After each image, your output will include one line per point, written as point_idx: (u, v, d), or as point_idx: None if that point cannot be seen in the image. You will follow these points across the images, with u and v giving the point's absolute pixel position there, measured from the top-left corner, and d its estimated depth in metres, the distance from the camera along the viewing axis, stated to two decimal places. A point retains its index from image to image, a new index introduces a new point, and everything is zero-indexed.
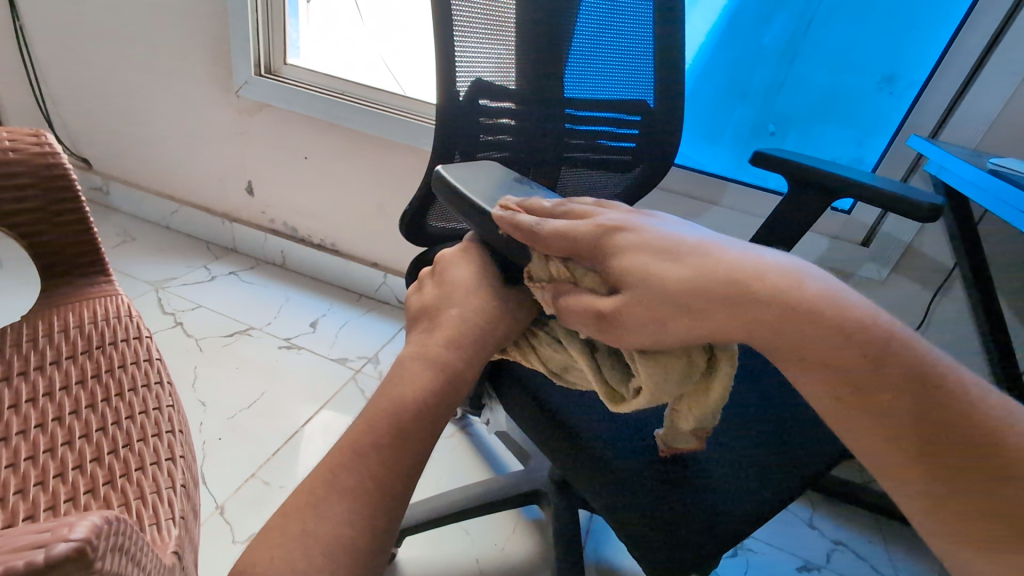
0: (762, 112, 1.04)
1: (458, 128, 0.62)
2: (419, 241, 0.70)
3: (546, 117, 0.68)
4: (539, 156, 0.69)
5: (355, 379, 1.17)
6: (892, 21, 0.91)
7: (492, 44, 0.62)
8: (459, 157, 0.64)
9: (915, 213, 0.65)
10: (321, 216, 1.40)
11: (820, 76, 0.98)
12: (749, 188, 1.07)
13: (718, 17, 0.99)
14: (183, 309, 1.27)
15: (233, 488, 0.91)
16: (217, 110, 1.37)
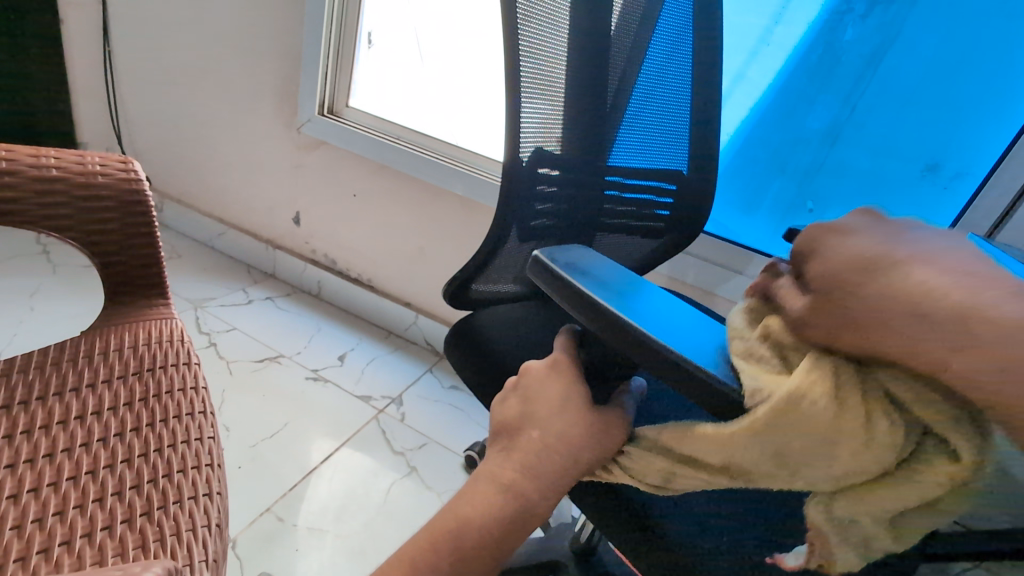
0: (802, 190, 1.04)
1: (517, 194, 0.59)
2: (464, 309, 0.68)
3: (589, 182, 0.64)
4: (580, 221, 0.66)
5: (378, 419, 1.16)
6: (942, 116, 0.91)
7: (551, 107, 0.59)
8: (517, 233, 0.62)
9: None
10: (362, 252, 1.43)
11: (863, 160, 0.98)
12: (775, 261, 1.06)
13: (763, 99, 1.01)
14: (217, 329, 1.30)
15: (247, 520, 0.89)
16: (277, 143, 1.43)
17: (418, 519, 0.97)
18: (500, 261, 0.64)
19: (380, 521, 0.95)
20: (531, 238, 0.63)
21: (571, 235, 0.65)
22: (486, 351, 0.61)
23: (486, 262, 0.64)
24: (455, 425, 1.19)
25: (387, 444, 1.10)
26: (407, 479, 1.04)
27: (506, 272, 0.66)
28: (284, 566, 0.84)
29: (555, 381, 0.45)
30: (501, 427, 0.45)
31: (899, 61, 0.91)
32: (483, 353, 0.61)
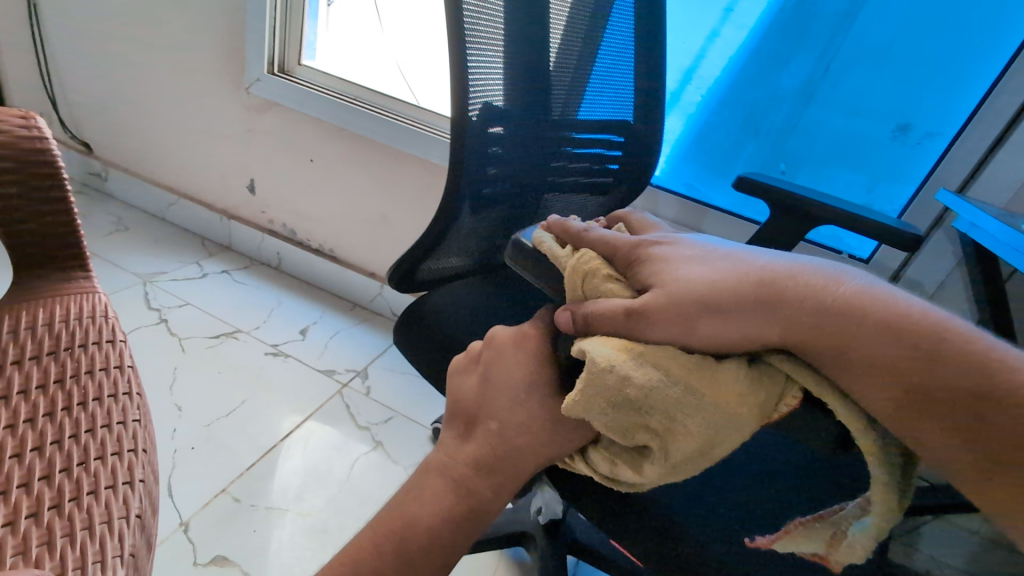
0: (776, 151, 1.01)
1: (470, 155, 0.53)
2: (411, 292, 0.62)
3: (536, 140, 0.62)
4: (527, 178, 0.62)
5: (342, 393, 1.12)
6: (916, 72, 0.88)
7: (494, 58, 0.54)
8: (469, 206, 0.56)
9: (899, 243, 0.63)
10: (322, 221, 1.37)
11: (837, 119, 0.95)
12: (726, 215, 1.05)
13: (736, 55, 0.97)
14: (169, 305, 1.23)
15: (201, 503, 0.85)
16: (226, 104, 1.34)
17: (383, 494, 0.94)
18: (450, 240, 0.57)
19: (344, 498, 0.92)
20: (483, 211, 0.58)
21: (519, 195, 0.61)
22: (444, 340, 0.57)
23: (438, 242, 0.57)
24: (421, 396, 1.16)
25: (352, 419, 1.06)
26: (373, 453, 1.01)
27: (457, 250, 0.60)
28: (242, 548, 0.81)
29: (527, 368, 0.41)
30: (451, 407, 0.42)
31: (874, 15, 0.87)
32: (435, 330, 0.57)
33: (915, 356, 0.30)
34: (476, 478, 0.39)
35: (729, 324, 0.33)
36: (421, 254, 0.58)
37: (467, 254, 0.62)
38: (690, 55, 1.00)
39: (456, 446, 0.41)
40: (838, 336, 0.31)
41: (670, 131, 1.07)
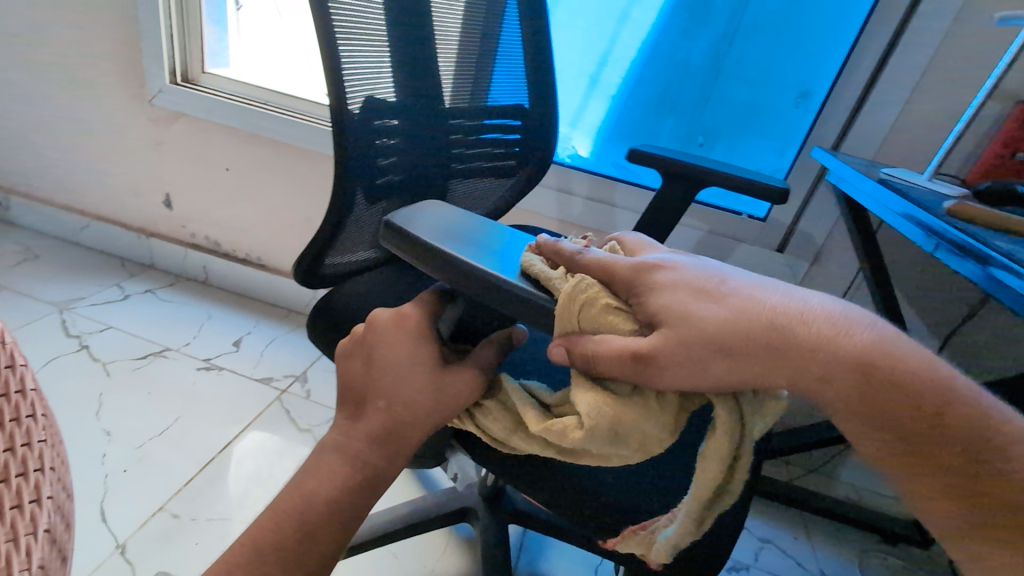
0: (692, 125, 1.07)
1: (355, 146, 0.54)
2: (317, 288, 0.62)
3: (429, 130, 0.64)
4: (425, 167, 0.64)
5: (281, 399, 1.11)
6: (803, 42, 0.96)
7: (376, 54, 0.56)
8: (363, 198, 0.56)
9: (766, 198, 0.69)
10: (246, 231, 1.34)
11: (742, 92, 1.02)
12: (621, 184, 1.12)
13: (648, 35, 1.02)
14: (90, 331, 1.18)
15: (137, 523, 0.84)
16: (130, 119, 1.29)
17: None
18: (348, 232, 0.58)
19: None
20: (380, 199, 0.59)
21: (417, 184, 0.63)
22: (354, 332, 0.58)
23: (335, 235, 0.57)
24: None
25: (292, 423, 1.07)
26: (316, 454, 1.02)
27: (359, 242, 0.61)
28: (184, 561, 0.81)
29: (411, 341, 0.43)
30: (346, 390, 0.45)
31: None
32: (343, 321, 0.59)
33: (916, 415, 0.30)
34: (373, 448, 0.42)
35: (739, 369, 0.31)
36: (321, 250, 0.58)
37: (372, 245, 0.64)
38: (603, 39, 1.05)
39: (353, 425, 0.43)
40: (848, 380, 0.31)
41: (595, 115, 1.12)
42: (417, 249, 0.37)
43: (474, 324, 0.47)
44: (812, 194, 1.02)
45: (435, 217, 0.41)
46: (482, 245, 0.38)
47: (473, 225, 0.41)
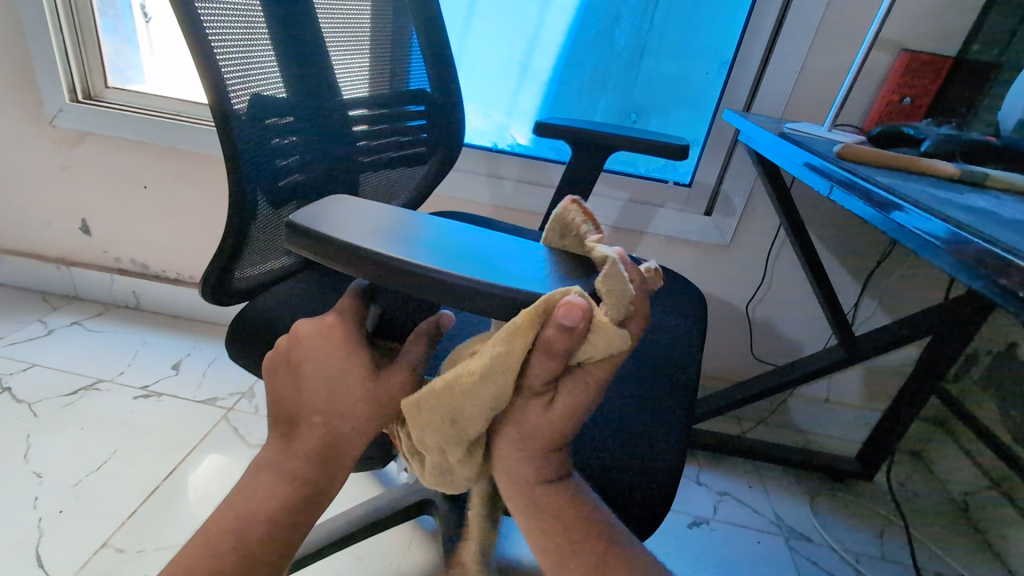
0: (624, 102, 1.08)
1: (247, 148, 0.51)
2: (231, 307, 0.58)
3: (329, 127, 0.63)
4: (329, 162, 0.63)
5: (228, 417, 1.08)
6: (716, 15, 0.99)
7: (262, 49, 0.54)
8: (266, 201, 0.54)
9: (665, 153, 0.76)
10: (174, 249, 1.29)
11: (666, 67, 1.04)
12: (528, 159, 1.14)
13: (571, 19, 1.03)
14: (11, 372, 1.11)
15: (79, 564, 0.80)
16: (31, 143, 1.21)
17: None
18: (261, 236, 0.56)
19: None
20: (284, 202, 0.57)
21: (321, 179, 0.62)
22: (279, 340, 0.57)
23: (242, 243, 0.54)
24: None
25: (242, 440, 1.04)
26: None
27: (268, 248, 0.58)
28: None
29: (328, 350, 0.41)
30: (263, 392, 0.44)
31: None
32: (266, 327, 0.58)
33: None
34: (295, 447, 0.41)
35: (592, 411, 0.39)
36: (228, 261, 0.55)
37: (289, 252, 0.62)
38: (528, 25, 1.05)
39: (274, 426, 0.42)
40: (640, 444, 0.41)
41: (529, 102, 1.13)
42: (356, 256, 0.32)
43: (398, 320, 0.42)
44: (732, 157, 1.05)
45: (362, 220, 0.36)
46: (429, 241, 0.34)
47: (409, 221, 0.37)
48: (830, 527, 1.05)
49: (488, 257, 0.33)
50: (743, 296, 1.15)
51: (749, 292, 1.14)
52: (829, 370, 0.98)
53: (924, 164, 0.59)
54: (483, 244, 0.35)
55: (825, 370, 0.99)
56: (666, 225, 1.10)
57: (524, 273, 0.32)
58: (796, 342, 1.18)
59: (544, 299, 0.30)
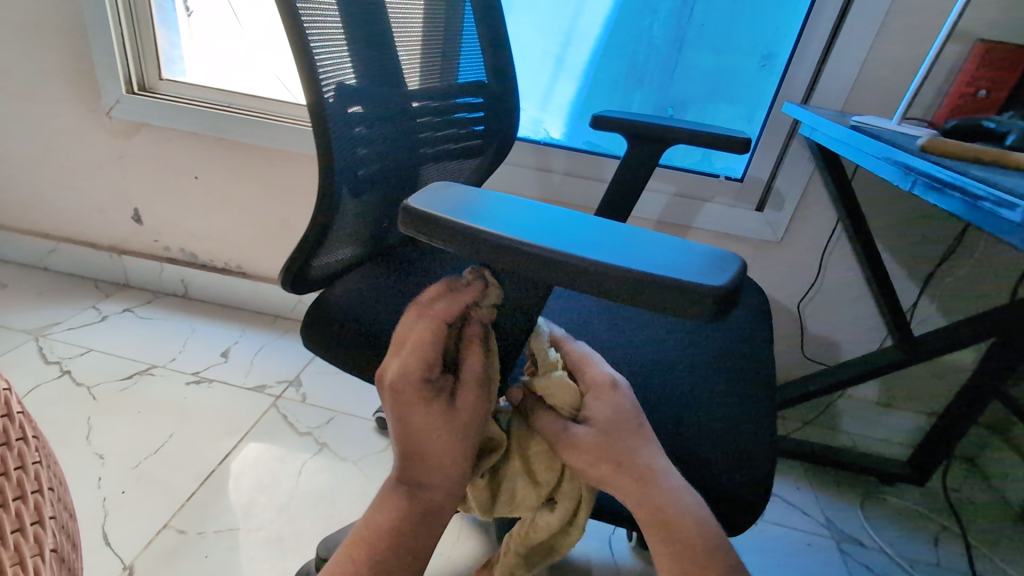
0: (660, 95, 1.07)
1: (338, 141, 0.52)
2: (305, 294, 0.60)
3: (399, 118, 0.63)
4: (398, 150, 0.63)
5: (278, 405, 1.10)
6: (764, 6, 0.98)
7: (342, 37, 0.54)
8: (350, 193, 0.55)
9: (727, 145, 0.74)
10: (223, 239, 1.31)
11: (709, 59, 1.03)
12: (576, 152, 1.12)
13: (612, 9, 1.02)
14: (70, 355, 1.14)
15: (143, 543, 0.82)
16: (90, 134, 1.24)
17: (337, 493, 0.94)
18: (341, 227, 0.57)
19: (295, 506, 0.91)
20: (362, 193, 0.57)
21: (390, 169, 0.61)
22: (358, 331, 0.56)
23: (326, 234, 0.56)
24: (360, 393, 1.16)
25: (291, 428, 1.05)
26: (319, 456, 1.00)
27: (344, 240, 0.59)
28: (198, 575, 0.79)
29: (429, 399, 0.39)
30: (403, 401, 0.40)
31: None
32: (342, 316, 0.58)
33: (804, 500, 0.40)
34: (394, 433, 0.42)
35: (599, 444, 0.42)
36: (312, 251, 0.57)
37: (356, 243, 0.61)
38: (566, 17, 1.04)
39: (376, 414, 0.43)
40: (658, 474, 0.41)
41: (566, 94, 1.12)
42: (488, 245, 0.33)
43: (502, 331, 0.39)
44: (787, 152, 1.03)
45: (478, 205, 0.36)
46: (551, 227, 0.34)
47: (500, 200, 0.37)
48: (881, 531, 1.03)
49: (612, 243, 0.33)
50: (794, 295, 1.13)
51: (800, 290, 1.12)
52: (886, 372, 0.96)
53: (1016, 158, 0.57)
54: (602, 228, 0.35)
55: (881, 370, 0.97)
56: (718, 220, 1.09)
57: (655, 260, 0.32)
58: (848, 342, 1.15)
59: (682, 289, 0.30)
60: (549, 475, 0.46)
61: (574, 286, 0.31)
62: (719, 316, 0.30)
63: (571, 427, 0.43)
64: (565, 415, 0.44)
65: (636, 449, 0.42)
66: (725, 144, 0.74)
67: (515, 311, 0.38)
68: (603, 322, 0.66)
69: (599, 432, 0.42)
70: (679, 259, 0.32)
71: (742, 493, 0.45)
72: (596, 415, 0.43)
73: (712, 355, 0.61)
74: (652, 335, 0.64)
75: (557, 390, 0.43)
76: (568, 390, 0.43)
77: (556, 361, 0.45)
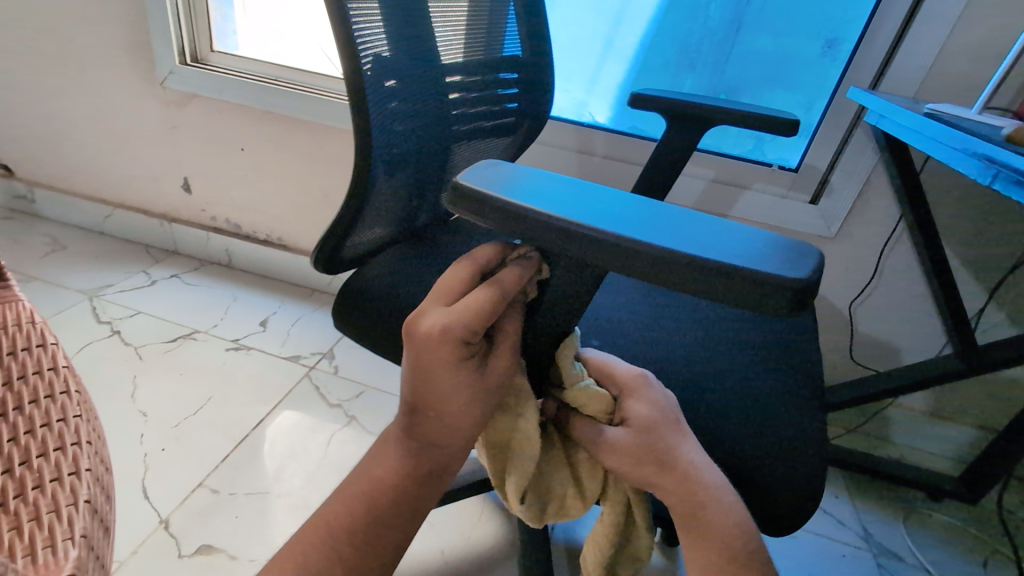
0: (712, 80, 1.02)
1: (376, 118, 0.51)
2: (337, 275, 0.59)
3: (435, 93, 0.61)
4: (430, 126, 0.60)
5: (311, 375, 1.12)
6: None
7: (379, 7, 0.52)
8: (384, 171, 0.53)
9: (775, 129, 0.69)
10: (265, 211, 1.34)
11: (768, 43, 0.97)
12: (617, 134, 1.08)
13: None
14: (120, 316, 1.20)
15: (179, 499, 0.86)
16: (145, 103, 1.28)
17: None
18: (376, 205, 0.56)
19: (323, 475, 0.93)
20: (396, 171, 0.56)
21: (423, 145, 0.60)
22: (387, 311, 0.56)
23: (361, 213, 0.54)
24: (391, 369, 1.17)
25: (322, 399, 1.07)
26: (348, 428, 1.02)
27: (376, 219, 0.58)
28: (228, 534, 0.82)
29: (466, 366, 0.38)
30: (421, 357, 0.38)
31: None
32: (369, 294, 0.57)
33: None
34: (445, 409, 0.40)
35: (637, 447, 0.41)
36: (344, 232, 0.55)
37: (387, 222, 0.60)
38: None
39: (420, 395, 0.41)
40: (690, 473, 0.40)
41: (613, 77, 1.07)
42: (542, 227, 0.31)
43: (545, 318, 0.38)
44: (848, 143, 0.96)
45: (530, 184, 0.34)
46: (610, 212, 0.32)
47: (555, 182, 0.35)
48: (924, 548, 0.97)
49: (675, 227, 0.31)
50: (845, 295, 1.06)
51: (852, 291, 1.05)
52: (943, 382, 0.90)
53: None
54: (663, 211, 0.33)
55: (937, 380, 0.90)
56: (766, 210, 1.03)
57: (724, 248, 0.30)
58: (903, 348, 1.08)
59: (748, 283, 0.28)
60: (593, 483, 0.45)
61: (620, 272, 0.30)
62: (798, 310, 0.28)
63: (609, 431, 0.42)
64: (601, 420, 0.43)
65: (678, 445, 0.41)
66: (782, 130, 0.70)
67: (560, 302, 0.37)
68: (638, 312, 0.63)
69: (637, 432, 0.41)
70: (749, 247, 0.30)
71: (777, 501, 0.43)
72: (634, 416, 0.42)
73: (753, 354, 0.58)
74: (690, 329, 0.61)
75: (591, 400, 0.42)
76: (600, 398, 0.42)
77: (581, 371, 0.43)
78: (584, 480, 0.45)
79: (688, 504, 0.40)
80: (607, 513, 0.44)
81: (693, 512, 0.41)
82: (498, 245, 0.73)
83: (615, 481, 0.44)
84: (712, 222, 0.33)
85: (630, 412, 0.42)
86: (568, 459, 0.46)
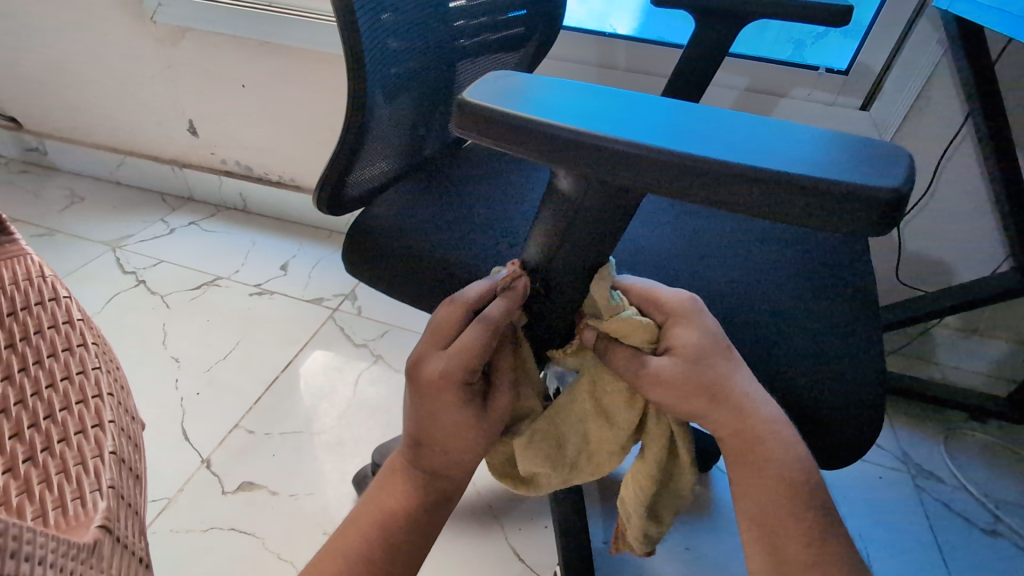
0: None
1: (367, 34, 0.44)
2: (345, 215, 0.55)
3: (433, 3, 0.54)
4: (430, 41, 0.54)
5: (334, 317, 1.12)
6: None
7: None
8: (383, 94, 0.48)
9: (826, 21, 0.60)
10: (274, 152, 1.29)
11: None
12: (643, 44, 0.97)
13: None
14: (143, 266, 1.20)
15: (217, 440, 0.89)
16: (138, 42, 1.22)
17: (393, 401, 0.96)
18: (376, 135, 0.50)
19: (355, 413, 0.95)
20: (395, 95, 0.50)
21: (423, 62, 0.53)
22: (398, 251, 0.52)
23: (361, 147, 0.49)
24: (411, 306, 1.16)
25: (348, 339, 1.07)
26: (376, 366, 1.03)
27: (379, 150, 0.53)
28: (268, 471, 0.85)
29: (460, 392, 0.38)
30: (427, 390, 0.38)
31: None
32: (380, 232, 0.54)
33: None
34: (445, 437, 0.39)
35: (685, 381, 0.37)
36: (345, 169, 0.51)
37: (393, 154, 0.55)
38: None
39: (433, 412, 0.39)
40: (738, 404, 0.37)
41: None
42: (566, 147, 0.26)
43: (579, 235, 0.32)
44: (910, 35, 0.84)
45: (551, 95, 0.29)
46: (651, 121, 0.27)
47: (580, 90, 0.30)
48: (966, 468, 0.95)
49: (734, 134, 0.26)
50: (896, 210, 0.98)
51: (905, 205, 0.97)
52: (999, 300, 0.84)
53: None
54: (718, 115, 0.28)
55: (995, 297, 0.84)
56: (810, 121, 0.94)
57: (793, 155, 0.25)
58: (957, 265, 1.00)
59: (828, 193, 0.23)
60: (630, 416, 0.41)
61: (670, 192, 0.25)
62: (887, 228, 0.23)
63: (652, 360, 0.38)
64: (643, 351, 0.39)
65: (726, 374, 0.38)
66: (837, 22, 0.60)
67: (593, 223, 0.32)
68: (671, 238, 0.58)
69: (685, 362, 0.38)
70: (821, 150, 0.25)
71: (826, 433, 0.40)
72: (681, 345, 0.38)
73: (800, 276, 0.53)
74: (728, 253, 0.55)
75: (632, 330, 0.38)
76: (644, 327, 0.38)
77: (622, 300, 0.38)
78: (616, 410, 0.42)
79: (735, 438, 0.38)
80: (649, 448, 0.42)
81: (743, 452, 0.38)
82: (513, 171, 0.67)
83: (657, 413, 0.41)
84: (779, 123, 0.27)
85: (677, 340, 0.38)
86: (600, 388, 0.42)
